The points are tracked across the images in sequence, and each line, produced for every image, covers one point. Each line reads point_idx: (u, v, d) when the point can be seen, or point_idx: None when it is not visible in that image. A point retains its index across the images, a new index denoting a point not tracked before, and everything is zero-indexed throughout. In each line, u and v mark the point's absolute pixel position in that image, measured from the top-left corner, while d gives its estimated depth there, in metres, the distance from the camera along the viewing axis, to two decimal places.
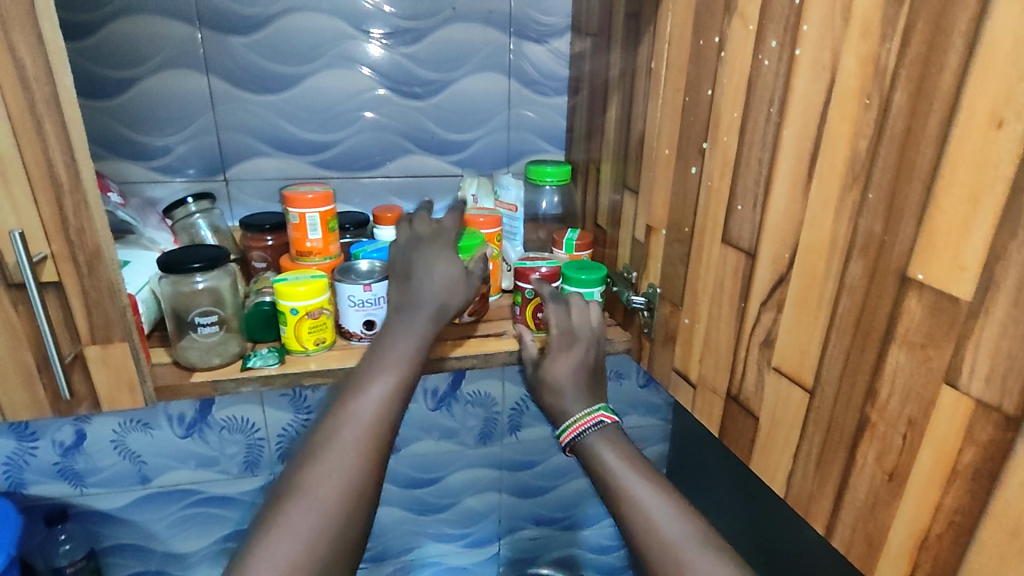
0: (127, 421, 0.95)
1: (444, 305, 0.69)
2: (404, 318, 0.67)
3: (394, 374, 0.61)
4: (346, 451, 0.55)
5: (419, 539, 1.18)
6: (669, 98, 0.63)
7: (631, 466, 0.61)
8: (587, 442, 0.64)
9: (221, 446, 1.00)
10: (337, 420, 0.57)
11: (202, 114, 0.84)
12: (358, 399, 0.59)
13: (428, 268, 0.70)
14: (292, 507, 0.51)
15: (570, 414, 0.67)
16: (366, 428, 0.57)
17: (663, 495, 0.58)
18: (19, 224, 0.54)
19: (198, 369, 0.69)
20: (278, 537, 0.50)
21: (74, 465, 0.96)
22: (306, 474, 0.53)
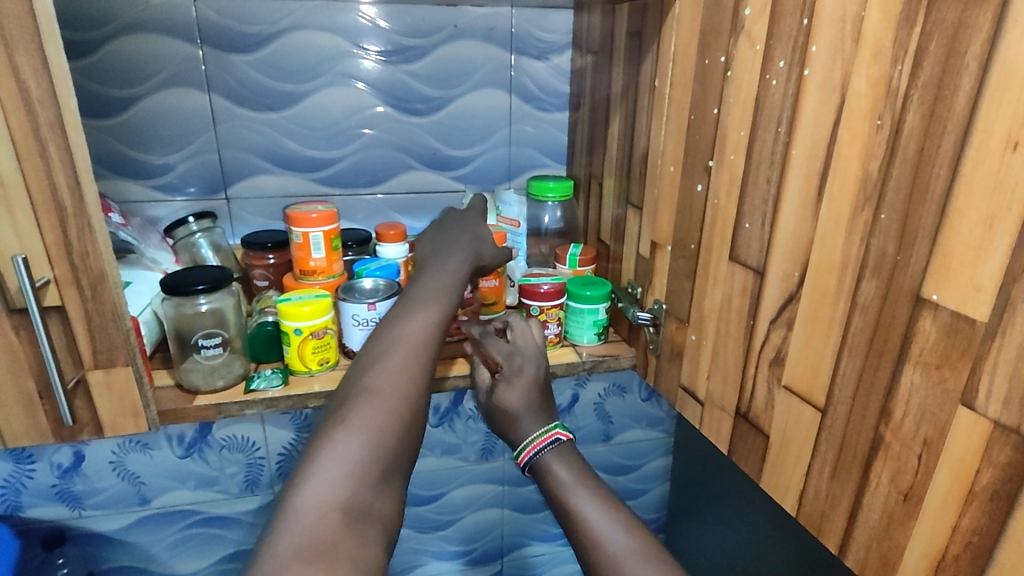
0: (127, 442, 0.94)
1: (478, 256, 0.75)
2: (441, 258, 0.73)
3: (440, 304, 0.66)
4: (401, 364, 0.59)
5: (422, 557, 1.17)
6: (674, 115, 0.63)
7: (580, 480, 0.63)
8: (542, 460, 0.66)
9: (221, 465, 0.99)
10: (391, 341, 0.62)
11: (204, 132, 0.83)
12: (407, 320, 0.64)
13: (465, 227, 0.78)
14: (358, 408, 0.55)
15: (526, 435, 0.69)
16: (417, 347, 0.61)
17: (610, 511, 0.59)
18: (22, 249, 0.53)
19: (202, 392, 0.69)
20: (349, 430, 0.53)
21: (72, 487, 0.95)
22: (367, 383, 0.57)
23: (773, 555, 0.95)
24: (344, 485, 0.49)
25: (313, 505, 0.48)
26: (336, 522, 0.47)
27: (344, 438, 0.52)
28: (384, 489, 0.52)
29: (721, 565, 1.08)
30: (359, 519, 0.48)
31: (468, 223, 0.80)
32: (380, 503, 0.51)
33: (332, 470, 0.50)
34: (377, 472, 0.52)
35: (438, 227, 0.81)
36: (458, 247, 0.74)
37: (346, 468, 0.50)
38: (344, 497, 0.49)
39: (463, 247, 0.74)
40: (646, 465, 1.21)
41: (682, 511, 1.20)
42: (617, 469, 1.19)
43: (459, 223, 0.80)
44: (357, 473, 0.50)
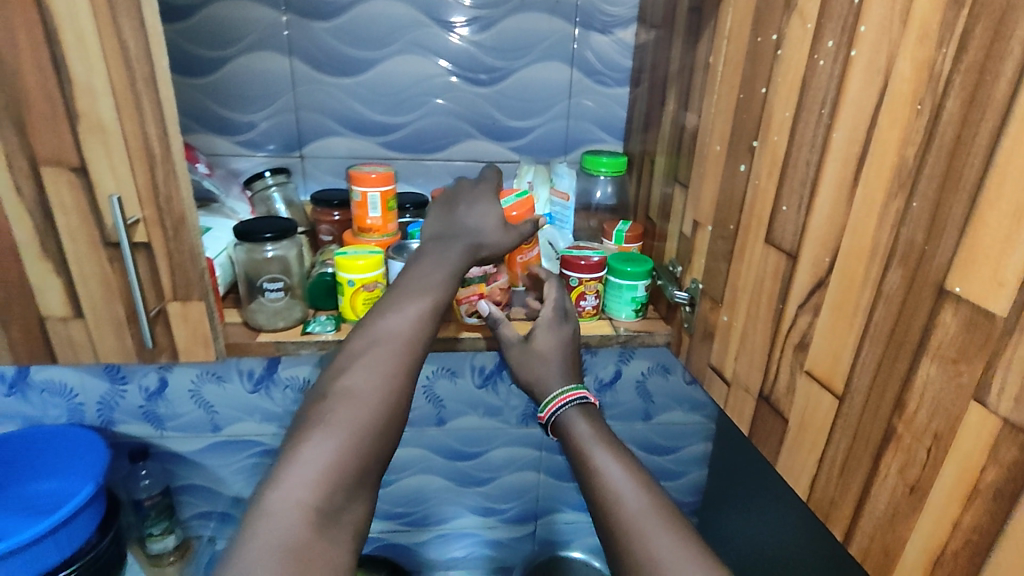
0: (204, 373, 1.04)
1: (476, 242, 0.74)
2: (440, 247, 0.73)
3: (430, 297, 0.68)
4: (382, 361, 0.61)
5: (459, 509, 1.24)
6: (724, 94, 0.63)
7: (602, 439, 0.64)
8: (566, 414, 0.68)
9: (285, 403, 1.08)
10: (373, 336, 0.63)
11: (284, 93, 0.90)
12: (398, 315, 0.65)
13: (472, 205, 0.78)
14: (338, 407, 0.57)
15: (548, 393, 0.71)
16: (403, 345, 0.63)
17: (624, 466, 0.61)
18: (117, 189, 0.61)
19: (265, 330, 0.76)
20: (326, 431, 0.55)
21: (156, 409, 1.07)
22: (346, 380, 0.60)
23: (799, 551, 0.94)
24: (319, 488, 0.52)
25: (288, 507, 0.50)
26: (308, 524, 0.50)
27: (322, 437, 0.55)
28: (356, 496, 0.55)
29: (734, 535, 1.14)
30: (329, 524, 0.51)
31: (476, 200, 0.79)
32: (349, 511, 0.54)
33: (304, 473, 0.52)
34: (351, 476, 0.54)
35: (450, 199, 0.80)
36: (454, 238, 0.74)
37: (319, 469, 0.53)
38: (320, 498, 0.52)
39: (464, 237, 0.74)
40: (685, 448, 1.21)
41: (718, 498, 1.20)
42: (654, 448, 1.20)
43: (479, 192, 0.80)
44: (331, 475, 0.53)
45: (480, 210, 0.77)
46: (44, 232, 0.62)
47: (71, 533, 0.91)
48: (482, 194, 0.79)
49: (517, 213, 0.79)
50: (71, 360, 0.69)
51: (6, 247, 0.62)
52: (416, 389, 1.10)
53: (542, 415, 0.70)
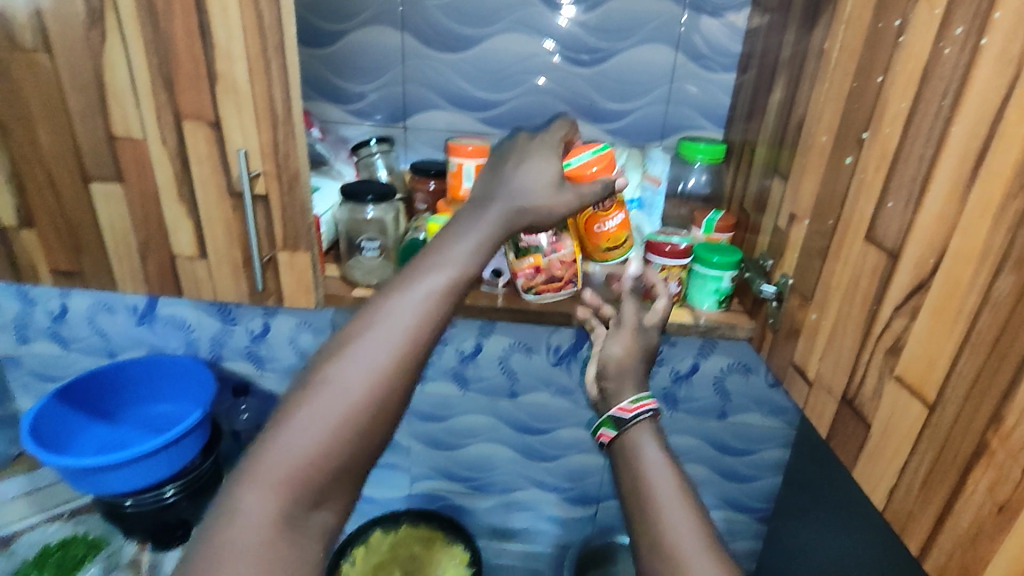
0: (302, 322, 1.13)
1: (517, 206, 0.66)
2: (471, 214, 0.65)
3: (447, 274, 0.58)
4: (374, 348, 0.52)
5: (524, 482, 1.27)
6: (837, 82, 0.60)
7: (668, 464, 0.61)
8: (634, 431, 0.65)
9: None
10: (372, 316, 0.54)
11: (394, 66, 0.94)
12: (403, 294, 0.55)
13: (520, 162, 0.69)
14: (316, 397, 0.50)
15: (631, 394, 0.70)
16: (405, 332, 0.53)
17: (683, 490, 0.58)
18: (244, 145, 0.68)
19: (360, 285, 0.81)
20: (298, 424, 0.48)
21: (258, 350, 1.17)
22: (335, 365, 0.51)
23: (863, 560, 0.91)
24: (278, 491, 0.46)
25: (253, 511, 0.45)
26: (267, 530, 0.45)
27: (295, 431, 0.48)
28: (323, 505, 0.48)
29: (803, 547, 1.10)
30: (296, 530, 0.46)
31: (524, 157, 0.70)
32: (316, 518, 0.48)
33: (269, 472, 0.46)
34: (319, 483, 0.48)
35: (499, 156, 0.72)
36: (493, 200, 0.66)
37: None
38: (283, 506, 0.46)
39: (504, 195, 0.66)
40: (760, 453, 1.17)
41: (791, 508, 1.16)
42: (727, 449, 1.17)
43: (537, 146, 0.72)
44: (296, 479, 0.47)
45: (531, 167, 0.69)
46: (181, 180, 0.70)
47: (178, 453, 1.02)
48: (537, 149, 0.71)
49: (594, 169, 0.71)
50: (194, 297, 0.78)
51: (151, 191, 0.71)
52: (492, 359, 1.14)
53: (625, 407, 0.67)
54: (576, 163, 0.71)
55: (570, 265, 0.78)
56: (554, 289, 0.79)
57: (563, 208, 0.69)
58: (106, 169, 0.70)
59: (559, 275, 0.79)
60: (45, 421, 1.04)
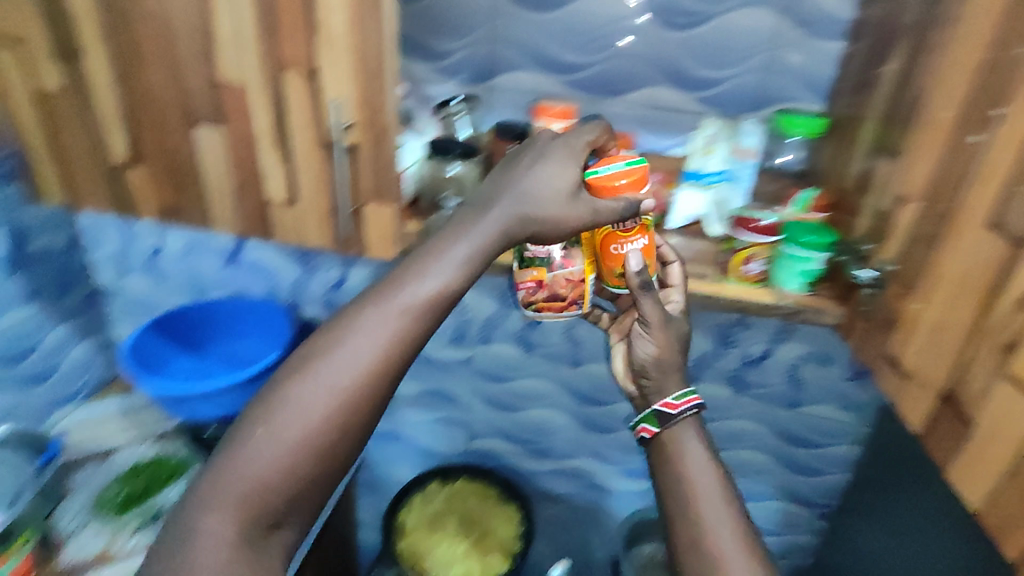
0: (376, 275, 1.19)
1: (518, 216, 0.66)
2: (447, 233, 0.67)
3: (398, 304, 0.62)
4: (326, 382, 0.59)
5: (579, 450, 1.28)
6: (966, 54, 0.55)
7: (710, 464, 0.69)
8: (678, 428, 0.71)
9: None
10: (325, 349, 0.61)
11: (481, 23, 0.93)
12: (356, 328, 0.61)
13: (536, 161, 0.69)
14: (270, 427, 0.58)
15: (672, 389, 0.74)
16: (358, 365, 0.60)
17: (723, 492, 0.66)
18: (338, 95, 0.69)
19: None
20: (253, 454, 0.57)
21: (335, 299, 1.25)
22: (291, 396, 0.59)
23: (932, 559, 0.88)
24: (234, 514, 0.56)
25: (214, 532, 0.55)
26: (228, 544, 0.55)
27: (251, 460, 0.57)
28: (281, 521, 0.58)
29: (868, 548, 1.06)
30: (255, 543, 0.56)
31: (539, 159, 0.69)
32: (277, 536, 0.58)
33: (227, 496, 0.57)
34: (274, 506, 0.57)
35: (511, 157, 0.71)
36: (501, 202, 0.67)
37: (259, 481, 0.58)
38: (240, 526, 0.56)
39: (507, 204, 0.66)
40: (830, 446, 1.13)
41: (858, 506, 1.11)
42: (793, 438, 1.14)
43: (555, 146, 0.70)
44: (252, 502, 0.57)
45: (550, 171, 0.68)
46: (277, 128, 0.72)
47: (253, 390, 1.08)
48: (556, 148, 0.70)
49: (621, 182, 0.68)
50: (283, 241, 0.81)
51: (249, 136, 0.74)
52: (557, 326, 1.14)
53: (671, 403, 0.73)
54: (600, 173, 0.69)
55: (576, 284, 0.75)
56: (555, 308, 0.76)
57: (577, 218, 0.67)
58: (209, 113, 0.73)
59: (562, 293, 0.76)
60: (140, 346, 1.13)
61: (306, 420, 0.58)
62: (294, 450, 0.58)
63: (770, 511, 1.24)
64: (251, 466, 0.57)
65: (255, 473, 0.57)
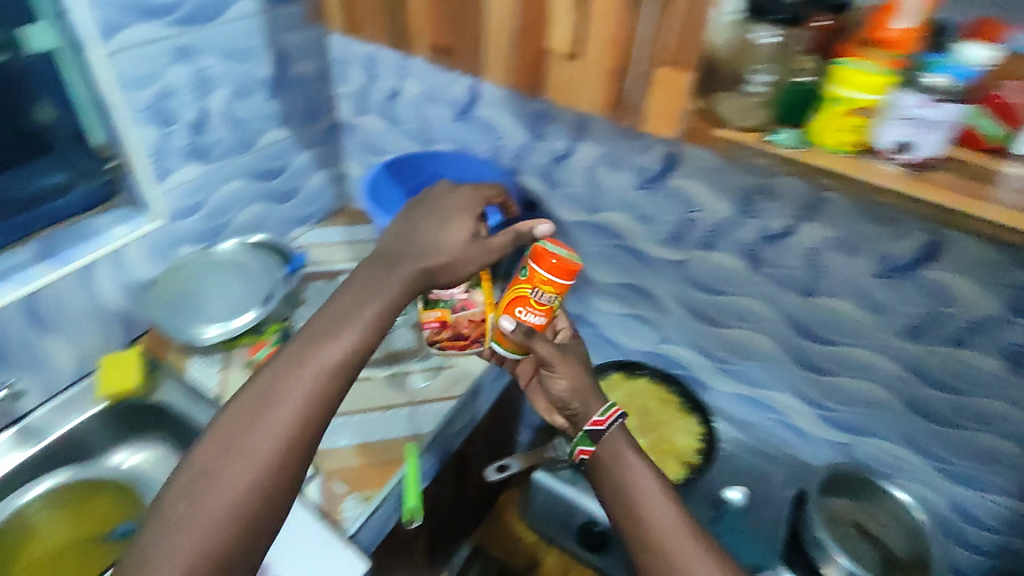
0: (605, 154, 1.12)
1: (424, 266, 0.85)
2: (353, 297, 0.80)
3: (312, 365, 0.74)
4: (255, 445, 0.68)
5: (778, 384, 1.18)
6: None
7: (639, 464, 0.81)
8: (612, 434, 0.84)
9: (663, 208, 1.11)
10: (246, 419, 0.70)
11: None
12: (278, 393, 0.72)
13: (436, 223, 0.89)
14: (200, 496, 0.65)
15: (601, 407, 0.88)
16: (287, 423, 0.70)
17: (659, 486, 0.79)
18: None
19: (730, 123, 0.72)
20: (185, 527, 0.64)
21: (555, 171, 1.20)
22: (221, 465, 0.67)
23: None
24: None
25: None
26: None
27: (181, 531, 0.63)
28: None
29: None
30: None
31: (439, 220, 0.89)
32: None
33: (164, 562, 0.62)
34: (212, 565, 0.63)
35: (409, 213, 0.91)
36: (409, 255, 0.85)
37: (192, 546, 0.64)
38: None
39: (410, 261, 0.84)
40: None
41: None
42: None
43: (444, 210, 0.91)
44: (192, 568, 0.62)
45: (447, 227, 0.88)
46: None
47: None
48: (450, 207, 0.90)
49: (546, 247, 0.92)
50: (559, 102, 0.85)
51: None
52: (799, 248, 1.00)
53: (598, 421, 0.85)
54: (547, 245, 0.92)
55: (474, 325, 1.11)
56: (461, 343, 1.14)
57: (473, 258, 0.88)
58: None
59: (466, 333, 1.12)
60: (381, 180, 1.23)
61: (252, 466, 0.67)
62: (244, 496, 0.66)
63: (997, 509, 1.07)
64: (203, 520, 0.64)
65: (206, 527, 0.64)
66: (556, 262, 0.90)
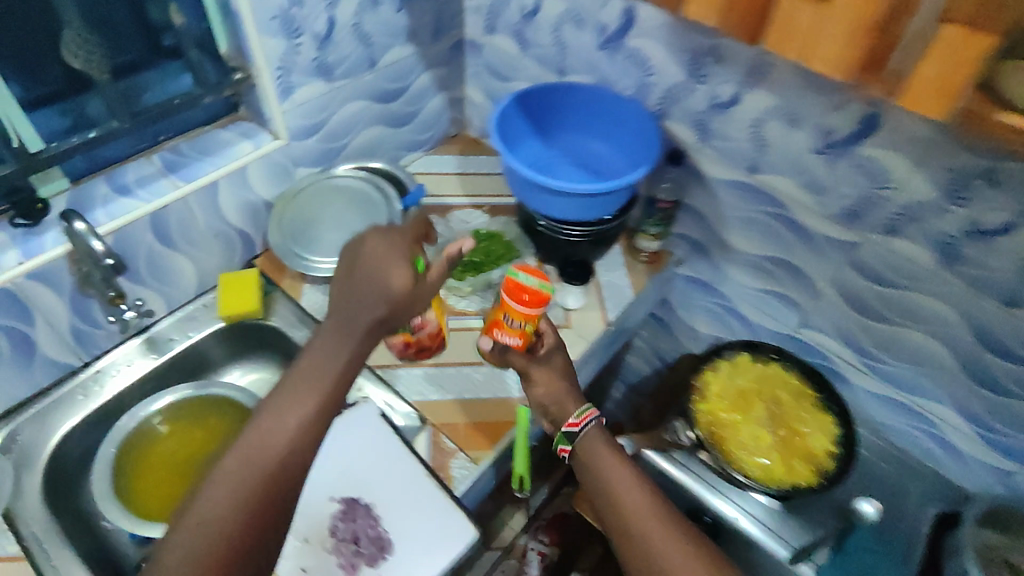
0: (781, 108, 0.94)
1: (379, 323, 0.79)
2: (308, 364, 0.76)
3: (278, 435, 0.71)
4: (222, 523, 0.66)
5: (938, 392, 1.04)
6: None
7: (613, 457, 0.86)
8: (587, 432, 0.89)
9: (841, 180, 0.95)
10: (212, 495, 0.67)
11: None
12: (242, 465, 0.69)
13: (374, 279, 0.80)
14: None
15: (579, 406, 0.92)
16: (255, 497, 0.68)
17: (632, 478, 0.84)
18: None
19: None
20: None
21: (711, 122, 1.04)
22: (188, 546, 0.65)
23: None
24: None
25: None
26: None
27: None
28: None
29: None
30: None
31: (375, 272, 0.80)
32: None
33: None
34: None
35: (349, 268, 0.82)
36: (356, 316, 0.78)
37: None
38: None
39: (360, 322, 0.78)
40: None
41: None
42: None
43: (380, 263, 0.81)
44: None
45: (386, 280, 0.80)
46: None
47: (605, 202, 1.03)
48: (384, 262, 0.81)
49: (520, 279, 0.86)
50: (773, 48, 0.73)
51: None
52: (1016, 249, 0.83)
53: (573, 423, 0.89)
54: (518, 277, 0.86)
55: (436, 336, 1.02)
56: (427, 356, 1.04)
57: (422, 302, 0.85)
58: None
59: (429, 344, 1.03)
60: (511, 115, 1.12)
61: (214, 551, 0.65)
62: None
63: None
64: None
65: None
66: (523, 293, 0.85)
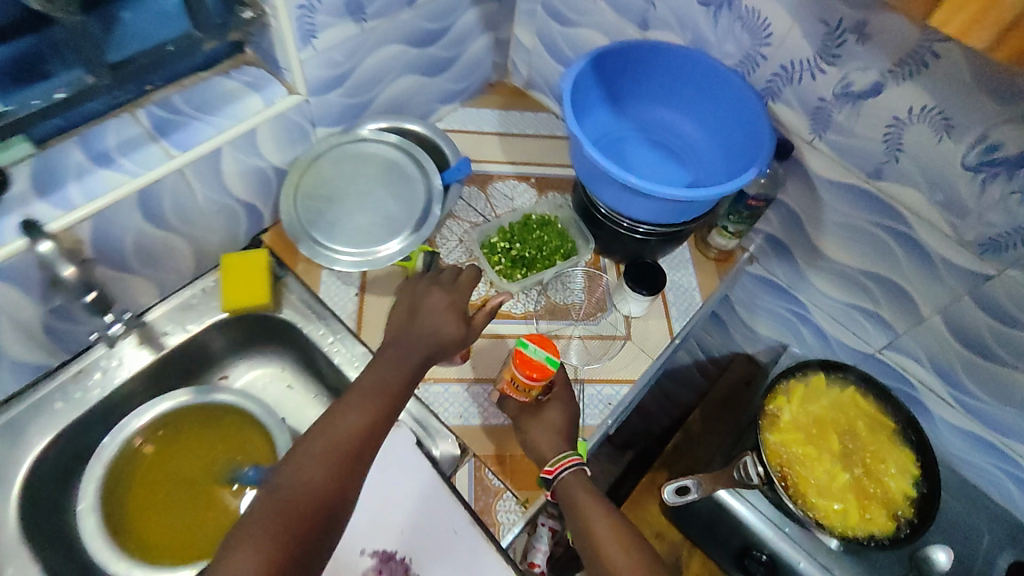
0: (935, 109, 0.75)
1: (433, 346, 0.77)
2: (391, 351, 0.76)
3: (374, 396, 0.71)
4: (322, 459, 0.65)
5: None
6: None
7: (593, 510, 0.75)
8: (562, 480, 0.78)
9: (992, 205, 0.78)
10: (316, 434, 0.67)
11: None
12: (342, 415, 0.69)
13: (429, 314, 0.80)
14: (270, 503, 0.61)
15: (553, 454, 0.80)
16: (352, 441, 0.67)
17: (616, 535, 0.73)
18: None
19: None
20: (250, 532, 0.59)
21: (833, 112, 0.84)
22: (288, 476, 0.63)
23: None
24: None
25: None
26: None
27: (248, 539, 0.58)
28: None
29: None
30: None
31: (435, 307, 0.81)
32: None
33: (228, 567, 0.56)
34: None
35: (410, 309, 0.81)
36: (410, 344, 0.77)
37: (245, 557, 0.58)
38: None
39: (417, 347, 0.76)
40: None
41: None
42: None
43: (437, 303, 0.81)
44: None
45: (441, 317, 0.79)
46: None
47: (687, 210, 0.85)
48: (439, 302, 0.81)
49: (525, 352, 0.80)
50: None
51: None
52: None
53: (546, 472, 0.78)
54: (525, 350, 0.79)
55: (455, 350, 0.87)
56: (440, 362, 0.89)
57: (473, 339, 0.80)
58: None
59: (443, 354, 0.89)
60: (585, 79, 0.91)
61: (311, 481, 0.63)
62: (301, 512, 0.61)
63: None
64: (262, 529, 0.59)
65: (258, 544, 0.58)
66: (529, 370, 0.79)
